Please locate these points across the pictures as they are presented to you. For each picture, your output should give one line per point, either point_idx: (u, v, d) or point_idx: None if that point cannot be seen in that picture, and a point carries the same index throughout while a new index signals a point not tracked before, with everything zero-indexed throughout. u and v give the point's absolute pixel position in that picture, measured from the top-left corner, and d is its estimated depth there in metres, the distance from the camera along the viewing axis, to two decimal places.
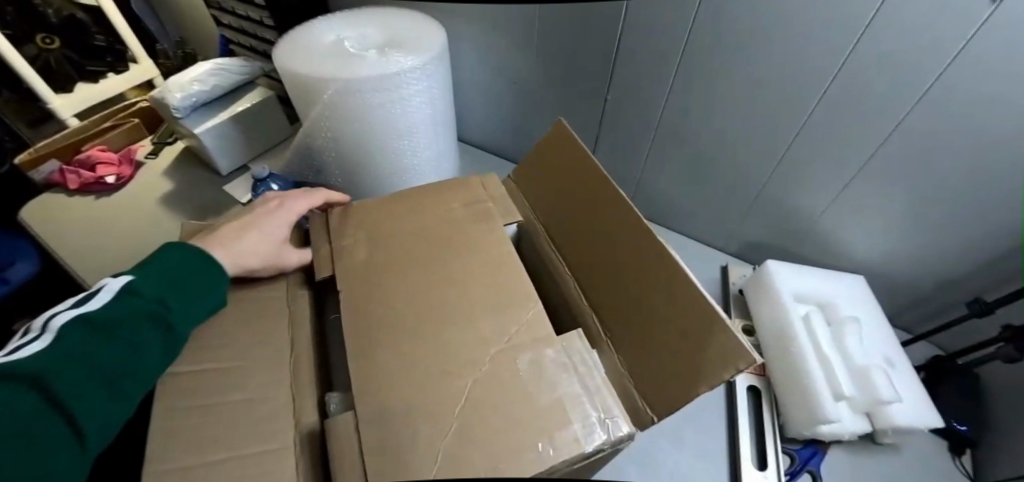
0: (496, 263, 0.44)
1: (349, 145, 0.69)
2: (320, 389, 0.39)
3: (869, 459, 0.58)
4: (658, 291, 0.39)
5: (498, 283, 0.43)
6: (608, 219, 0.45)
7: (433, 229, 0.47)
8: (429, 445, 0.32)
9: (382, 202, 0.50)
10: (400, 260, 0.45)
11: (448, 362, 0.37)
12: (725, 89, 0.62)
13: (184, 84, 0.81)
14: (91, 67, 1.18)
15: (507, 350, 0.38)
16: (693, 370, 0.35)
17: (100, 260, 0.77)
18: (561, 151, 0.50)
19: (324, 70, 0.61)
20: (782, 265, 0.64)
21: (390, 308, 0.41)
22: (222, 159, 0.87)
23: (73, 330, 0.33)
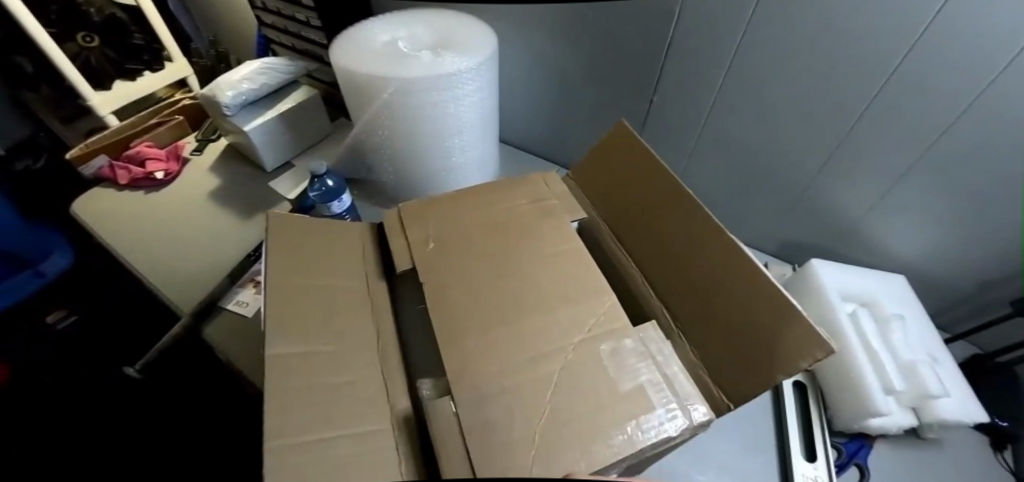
0: (566, 256, 0.46)
1: (401, 143, 0.71)
2: (406, 375, 0.41)
3: (914, 453, 0.59)
4: (729, 285, 0.41)
5: (571, 276, 0.44)
6: (674, 216, 0.46)
7: (501, 224, 0.49)
8: (525, 427, 0.34)
9: (449, 198, 0.52)
10: (475, 254, 0.46)
11: (532, 350, 0.39)
12: (773, 92, 0.63)
13: (234, 83, 0.83)
14: (128, 65, 1.21)
15: (587, 340, 0.39)
16: (769, 360, 0.37)
17: (155, 252, 0.80)
18: (623, 149, 0.52)
19: (383, 69, 0.63)
20: (825, 264, 0.66)
21: (470, 299, 0.43)
22: (268, 156, 0.89)
23: None
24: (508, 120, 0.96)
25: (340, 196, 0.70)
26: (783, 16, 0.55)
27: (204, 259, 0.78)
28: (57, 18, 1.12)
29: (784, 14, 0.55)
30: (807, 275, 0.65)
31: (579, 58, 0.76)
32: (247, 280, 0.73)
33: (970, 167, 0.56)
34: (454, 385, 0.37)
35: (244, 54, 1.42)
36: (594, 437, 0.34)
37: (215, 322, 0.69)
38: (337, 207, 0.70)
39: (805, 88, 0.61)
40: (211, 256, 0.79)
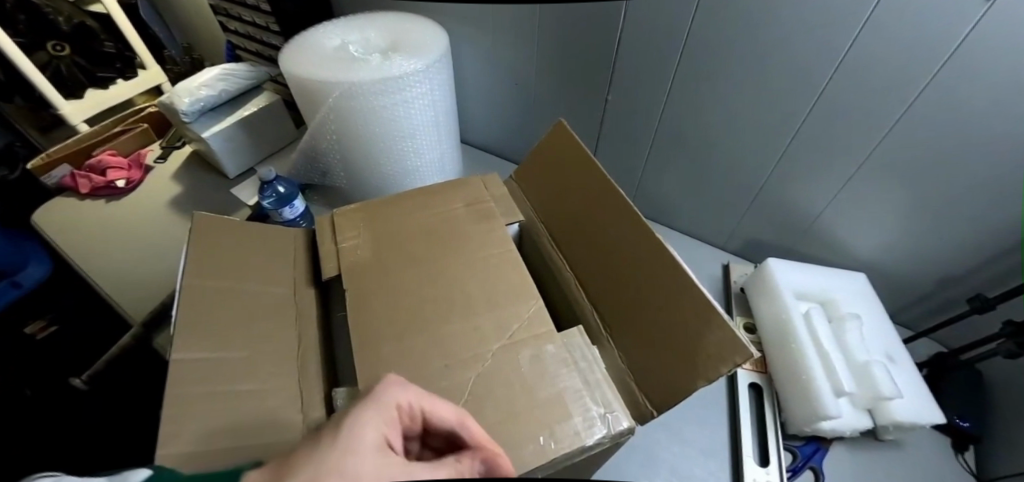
0: (497, 261, 0.45)
1: (353, 147, 0.70)
2: (327, 385, 0.40)
3: (872, 455, 0.58)
4: (657, 289, 0.40)
5: (500, 281, 0.43)
6: (607, 218, 0.45)
7: (434, 229, 0.48)
8: (433, 439, 0.33)
9: (384, 203, 0.51)
10: (405, 259, 0.45)
11: (450, 358, 0.38)
12: (725, 88, 0.63)
13: (193, 89, 0.83)
14: (101, 73, 1.20)
15: (509, 345, 0.39)
16: (691, 366, 0.36)
17: (112, 262, 0.79)
18: (562, 151, 0.51)
19: (329, 74, 0.62)
20: (782, 263, 0.64)
21: (394, 305, 0.42)
22: (229, 162, 0.89)
23: None
24: (473, 123, 0.96)
25: (292, 202, 0.70)
26: (728, 9, 0.54)
27: (160, 267, 0.77)
28: (25, 28, 1.11)
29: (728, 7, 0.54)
30: (765, 275, 0.64)
31: (535, 58, 0.75)
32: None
33: (921, 159, 0.56)
34: (368, 393, 0.36)
35: (218, 61, 1.42)
36: (504, 448, 0.33)
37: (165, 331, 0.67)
38: (289, 212, 0.69)
39: (756, 83, 0.60)
40: (168, 264, 0.78)
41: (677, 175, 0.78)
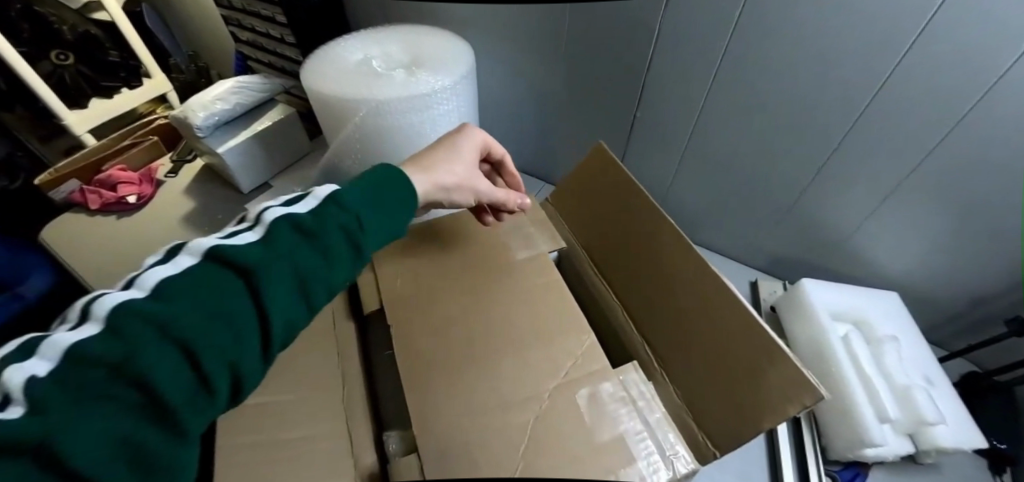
0: (543, 291, 0.44)
1: (377, 165, 0.69)
2: (374, 425, 0.39)
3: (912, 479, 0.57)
4: (713, 322, 0.39)
5: (547, 313, 0.42)
6: (654, 245, 0.44)
7: (476, 258, 0.47)
8: None
9: (422, 231, 0.50)
10: (447, 290, 0.44)
11: (506, 398, 0.36)
12: (758, 106, 0.62)
13: (207, 103, 0.81)
14: (106, 82, 1.18)
15: (564, 384, 0.37)
16: (755, 405, 0.35)
17: (124, 282, 0.77)
18: (602, 174, 0.50)
19: (355, 91, 0.60)
20: (816, 283, 0.64)
21: (442, 340, 0.40)
22: (244, 176, 0.87)
23: (147, 305, 0.24)
24: (491, 137, 0.94)
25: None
26: (765, 29, 0.53)
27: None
28: (29, 37, 1.07)
29: (763, 25, 0.53)
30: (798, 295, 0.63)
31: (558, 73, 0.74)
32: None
33: (960, 180, 0.55)
34: (423, 439, 0.34)
35: (224, 69, 1.40)
36: None
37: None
38: None
39: (790, 102, 0.59)
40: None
41: (701, 190, 0.78)
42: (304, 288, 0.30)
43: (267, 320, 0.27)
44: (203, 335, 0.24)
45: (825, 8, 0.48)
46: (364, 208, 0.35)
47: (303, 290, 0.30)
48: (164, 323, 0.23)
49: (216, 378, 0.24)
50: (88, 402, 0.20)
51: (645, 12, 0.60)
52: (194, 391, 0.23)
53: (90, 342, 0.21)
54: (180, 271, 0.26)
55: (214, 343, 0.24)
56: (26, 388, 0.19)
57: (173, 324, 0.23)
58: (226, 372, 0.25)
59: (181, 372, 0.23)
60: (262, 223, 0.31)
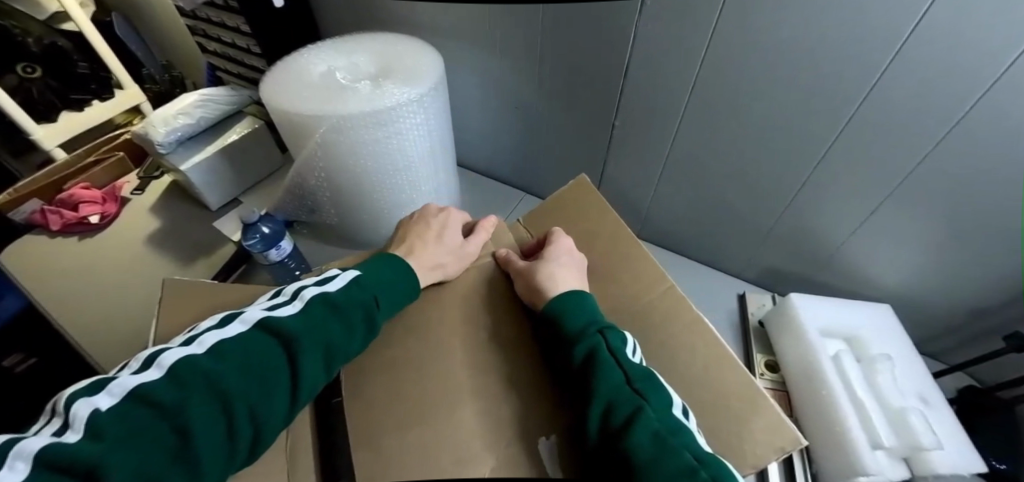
0: (505, 328, 0.41)
1: (344, 180, 0.65)
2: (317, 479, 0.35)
3: None
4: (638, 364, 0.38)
5: (506, 350, 0.39)
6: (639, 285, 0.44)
7: (434, 288, 0.44)
8: None
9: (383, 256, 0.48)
10: (405, 322, 0.42)
11: (456, 450, 0.33)
12: (743, 117, 0.59)
13: (169, 118, 0.77)
14: (76, 95, 1.12)
15: (530, 432, 0.34)
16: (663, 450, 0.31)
17: (85, 306, 0.73)
18: (583, 206, 0.51)
19: (314, 106, 0.56)
20: (808, 299, 0.61)
21: (394, 382, 0.37)
22: (213, 193, 0.84)
23: (190, 374, 0.31)
24: (471, 147, 0.92)
25: (280, 242, 0.66)
26: (749, 39, 0.51)
27: (137, 312, 0.72)
28: None
29: (748, 35, 0.50)
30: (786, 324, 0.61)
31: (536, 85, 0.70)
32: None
33: (957, 196, 0.52)
34: None
35: (201, 79, 1.36)
36: None
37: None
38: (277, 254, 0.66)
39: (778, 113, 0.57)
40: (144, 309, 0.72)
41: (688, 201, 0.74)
42: (329, 364, 0.36)
43: (293, 391, 0.34)
44: (213, 413, 0.30)
45: (805, 16, 0.45)
46: (384, 292, 0.41)
47: (328, 363, 0.36)
48: (220, 379, 0.32)
49: (241, 425, 0.31)
50: (143, 445, 0.28)
51: (620, 19, 0.57)
52: (221, 445, 0.30)
53: (160, 386, 0.30)
54: (241, 334, 0.35)
55: (208, 429, 0.30)
56: (91, 416, 0.28)
57: (187, 398, 0.30)
58: (249, 426, 0.31)
59: (201, 443, 0.29)
60: (302, 298, 0.39)
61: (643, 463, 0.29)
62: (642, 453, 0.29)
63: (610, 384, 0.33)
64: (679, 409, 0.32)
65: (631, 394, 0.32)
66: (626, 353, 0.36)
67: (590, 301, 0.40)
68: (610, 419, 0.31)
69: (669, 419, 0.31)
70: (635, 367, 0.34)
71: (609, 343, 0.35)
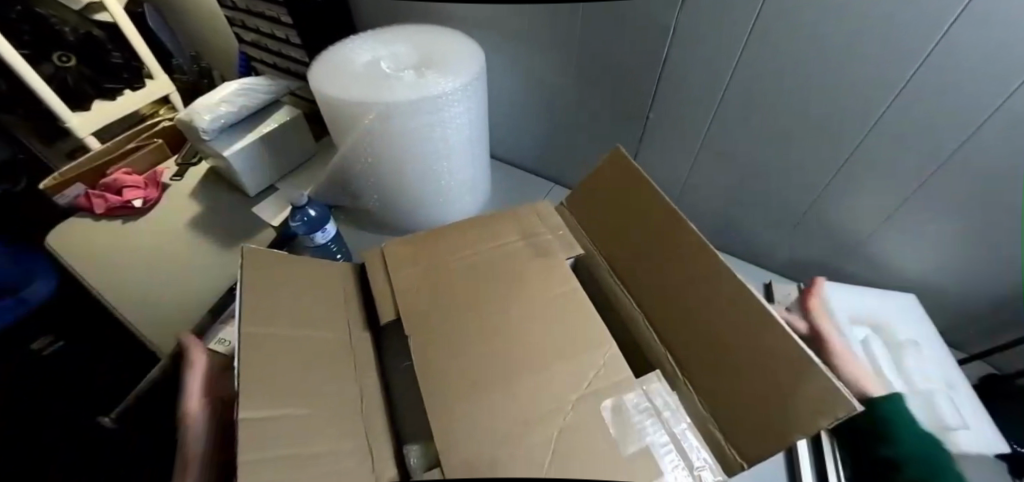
0: (568, 309, 0.44)
1: (388, 166, 0.68)
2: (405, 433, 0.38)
3: None
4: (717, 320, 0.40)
5: (568, 328, 0.42)
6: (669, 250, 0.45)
7: (493, 270, 0.47)
8: None
9: (434, 241, 0.51)
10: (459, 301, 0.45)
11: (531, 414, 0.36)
12: (779, 110, 0.61)
13: (212, 105, 0.78)
14: (108, 84, 1.15)
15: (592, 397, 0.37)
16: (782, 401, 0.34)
17: (133, 286, 0.76)
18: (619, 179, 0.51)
19: (365, 94, 0.58)
20: (838, 288, 0.66)
21: (466, 355, 0.40)
22: (252, 180, 0.86)
23: None
24: (501, 137, 0.94)
25: (325, 226, 0.68)
26: (790, 38, 0.53)
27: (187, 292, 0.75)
28: (30, 39, 1.06)
29: (790, 34, 0.52)
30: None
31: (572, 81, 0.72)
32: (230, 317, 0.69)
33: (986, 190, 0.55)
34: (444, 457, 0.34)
35: (228, 70, 1.39)
36: None
37: (195, 365, 0.64)
38: (321, 238, 0.67)
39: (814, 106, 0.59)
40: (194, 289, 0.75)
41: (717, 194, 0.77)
42: None
43: None
44: None
45: (852, 12, 0.47)
46: None
47: None
48: None
49: None
50: None
51: (663, 14, 0.58)
52: None
53: None
54: None
55: None
56: None
57: None
58: None
59: None
60: None
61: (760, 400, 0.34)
62: None
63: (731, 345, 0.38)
64: None
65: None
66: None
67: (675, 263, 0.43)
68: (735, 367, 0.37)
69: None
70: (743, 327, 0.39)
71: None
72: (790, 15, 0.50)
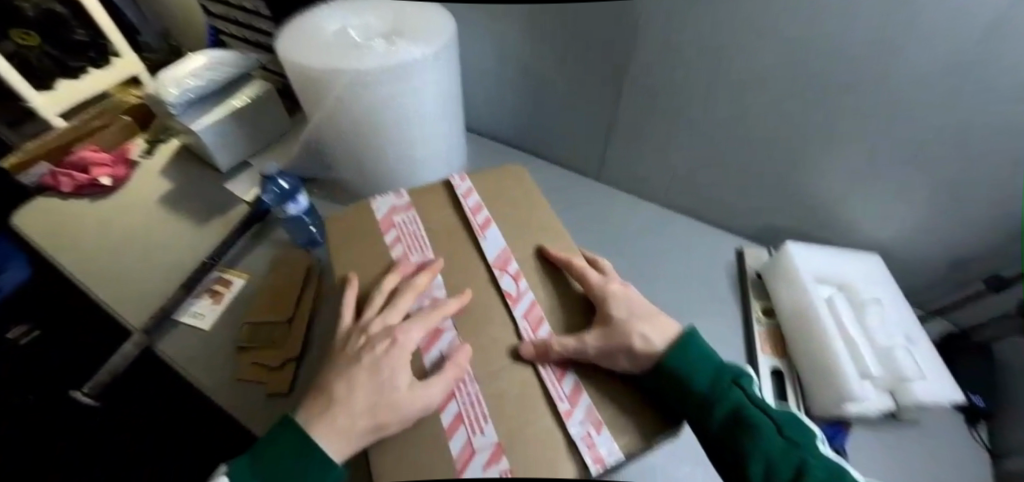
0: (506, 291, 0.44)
1: (359, 134, 0.67)
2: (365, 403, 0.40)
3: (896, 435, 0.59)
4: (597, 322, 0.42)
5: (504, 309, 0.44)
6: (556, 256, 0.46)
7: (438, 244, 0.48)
8: None
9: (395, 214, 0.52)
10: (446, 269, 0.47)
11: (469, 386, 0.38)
12: (746, 88, 0.60)
13: (179, 79, 0.78)
14: (73, 63, 1.09)
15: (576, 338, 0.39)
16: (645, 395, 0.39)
17: (99, 264, 0.75)
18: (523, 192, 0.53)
19: (335, 62, 0.57)
20: (801, 248, 0.67)
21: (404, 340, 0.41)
22: (224, 156, 0.85)
23: None
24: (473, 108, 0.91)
25: (296, 197, 0.68)
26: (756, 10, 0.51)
27: (162, 273, 0.73)
28: None
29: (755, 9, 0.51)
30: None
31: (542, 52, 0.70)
32: (204, 291, 0.69)
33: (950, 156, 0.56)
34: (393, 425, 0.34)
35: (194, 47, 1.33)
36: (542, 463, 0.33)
37: (169, 340, 0.63)
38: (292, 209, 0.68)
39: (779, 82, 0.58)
40: (168, 268, 0.73)
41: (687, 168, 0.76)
42: None
43: None
44: None
45: None
46: None
47: None
48: None
49: None
50: None
51: None
52: None
53: None
54: None
55: None
56: None
57: None
58: None
59: None
60: None
61: (679, 372, 0.39)
62: (676, 364, 0.39)
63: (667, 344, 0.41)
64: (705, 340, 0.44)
65: (693, 376, 0.40)
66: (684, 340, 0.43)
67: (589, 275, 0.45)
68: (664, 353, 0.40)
69: (754, 396, 0.41)
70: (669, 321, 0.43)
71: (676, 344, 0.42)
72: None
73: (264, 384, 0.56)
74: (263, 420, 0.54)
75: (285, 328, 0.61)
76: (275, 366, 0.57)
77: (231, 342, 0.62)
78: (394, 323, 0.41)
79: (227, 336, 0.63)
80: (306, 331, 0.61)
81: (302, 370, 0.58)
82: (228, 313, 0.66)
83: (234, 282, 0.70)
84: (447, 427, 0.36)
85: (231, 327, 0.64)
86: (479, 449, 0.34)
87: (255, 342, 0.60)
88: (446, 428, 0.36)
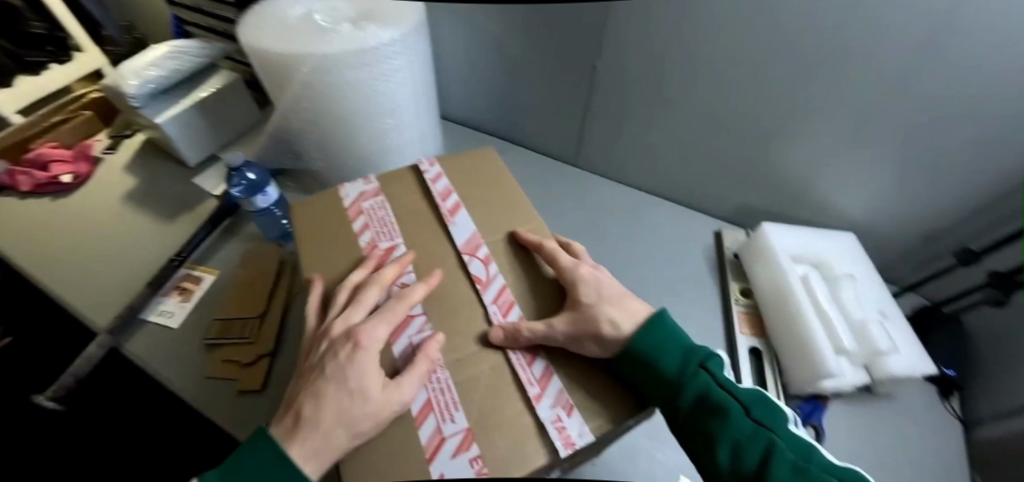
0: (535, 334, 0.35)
1: (324, 124, 0.58)
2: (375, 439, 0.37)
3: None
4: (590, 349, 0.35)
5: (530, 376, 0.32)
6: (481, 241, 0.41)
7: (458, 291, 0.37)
8: None
9: (322, 223, 0.43)
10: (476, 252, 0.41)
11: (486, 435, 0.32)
12: (909, 161, 0.52)
13: (139, 69, 0.65)
14: (30, 57, 0.81)
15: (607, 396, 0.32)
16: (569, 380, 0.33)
17: (67, 253, 0.64)
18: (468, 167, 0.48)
19: (290, 45, 0.50)
20: (901, 342, 0.52)
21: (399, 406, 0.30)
22: (190, 147, 0.72)
23: None
24: None
25: (265, 189, 0.58)
26: (922, 91, 0.44)
27: (134, 265, 0.62)
28: None
29: (925, 92, 0.44)
30: (796, 321, 0.52)
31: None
32: (173, 287, 0.60)
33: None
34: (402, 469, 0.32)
35: None
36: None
37: (136, 339, 0.55)
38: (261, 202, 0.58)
39: (957, 161, 0.49)
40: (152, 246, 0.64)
41: (717, 241, 0.66)
42: None
43: None
44: None
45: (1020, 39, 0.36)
46: None
47: None
48: None
49: None
50: None
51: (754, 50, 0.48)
52: None
53: None
54: None
55: None
56: None
57: None
58: None
59: None
60: None
61: (751, 473, 0.32)
62: (749, 466, 0.32)
63: (730, 424, 0.33)
64: (788, 416, 0.36)
65: (724, 398, 0.34)
66: (728, 379, 0.36)
67: (671, 323, 0.37)
68: (741, 460, 0.32)
69: (783, 431, 0.34)
70: (744, 394, 0.35)
71: (714, 376, 0.35)
72: (926, 69, 0.42)
73: (237, 379, 0.51)
74: (234, 418, 0.49)
75: (252, 322, 0.55)
76: (247, 362, 0.52)
77: (200, 336, 0.56)
78: (356, 321, 0.35)
79: (196, 335, 0.56)
80: (279, 322, 0.55)
81: (277, 368, 0.53)
82: (199, 315, 0.58)
83: (204, 279, 0.61)
84: (415, 416, 0.31)
85: (200, 323, 0.57)
86: (448, 436, 0.29)
87: (225, 336, 0.54)
88: (414, 417, 0.31)
